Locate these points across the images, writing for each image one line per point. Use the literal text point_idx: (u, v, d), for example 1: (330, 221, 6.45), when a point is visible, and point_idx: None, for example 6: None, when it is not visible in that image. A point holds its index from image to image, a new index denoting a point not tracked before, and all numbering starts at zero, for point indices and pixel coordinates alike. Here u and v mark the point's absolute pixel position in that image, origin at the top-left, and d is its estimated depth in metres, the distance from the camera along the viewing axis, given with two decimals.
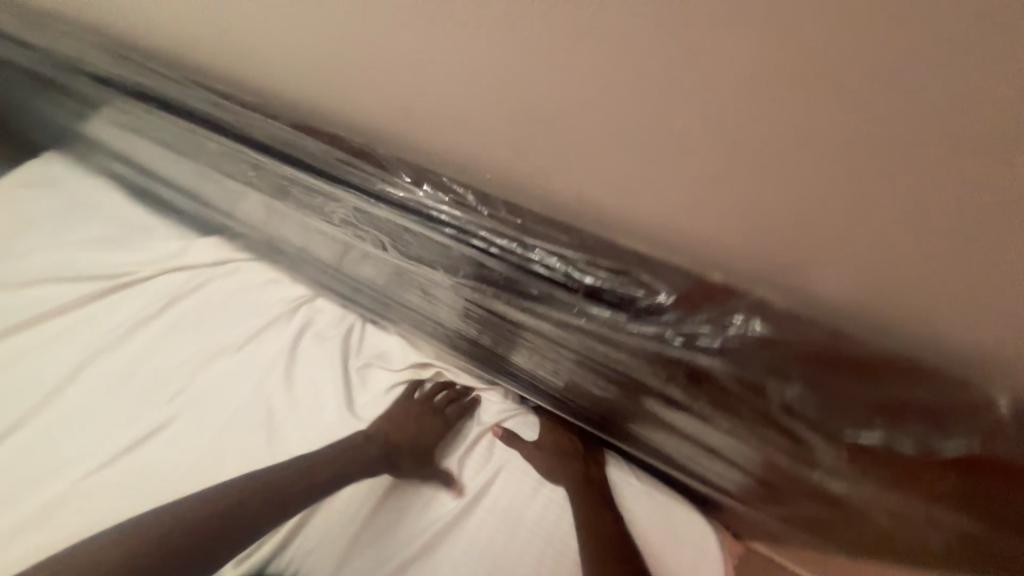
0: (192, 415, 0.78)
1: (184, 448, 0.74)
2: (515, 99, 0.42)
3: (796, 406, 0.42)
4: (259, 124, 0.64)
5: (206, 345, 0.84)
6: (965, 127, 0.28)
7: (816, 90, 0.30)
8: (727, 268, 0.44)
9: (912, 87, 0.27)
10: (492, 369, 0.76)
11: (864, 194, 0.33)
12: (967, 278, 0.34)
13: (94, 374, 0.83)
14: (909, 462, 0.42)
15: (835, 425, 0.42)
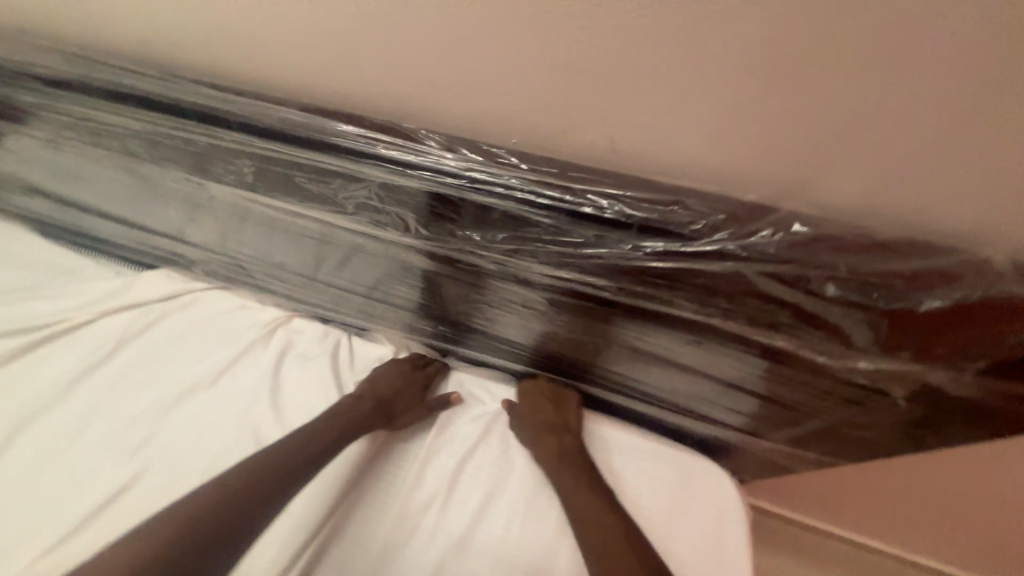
0: (215, 422, 0.84)
1: (221, 445, 0.81)
2: (554, 54, 0.46)
3: (830, 295, 0.47)
4: (263, 111, 0.61)
5: (214, 363, 0.91)
6: (949, 28, 0.36)
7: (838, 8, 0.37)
8: (753, 190, 0.49)
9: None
10: (504, 342, 0.84)
11: (874, 98, 0.41)
12: (951, 165, 0.42)
13: (117, 396, 0.89)
14: (933, 327, 0.47)
15: (874, 303, 0.46)
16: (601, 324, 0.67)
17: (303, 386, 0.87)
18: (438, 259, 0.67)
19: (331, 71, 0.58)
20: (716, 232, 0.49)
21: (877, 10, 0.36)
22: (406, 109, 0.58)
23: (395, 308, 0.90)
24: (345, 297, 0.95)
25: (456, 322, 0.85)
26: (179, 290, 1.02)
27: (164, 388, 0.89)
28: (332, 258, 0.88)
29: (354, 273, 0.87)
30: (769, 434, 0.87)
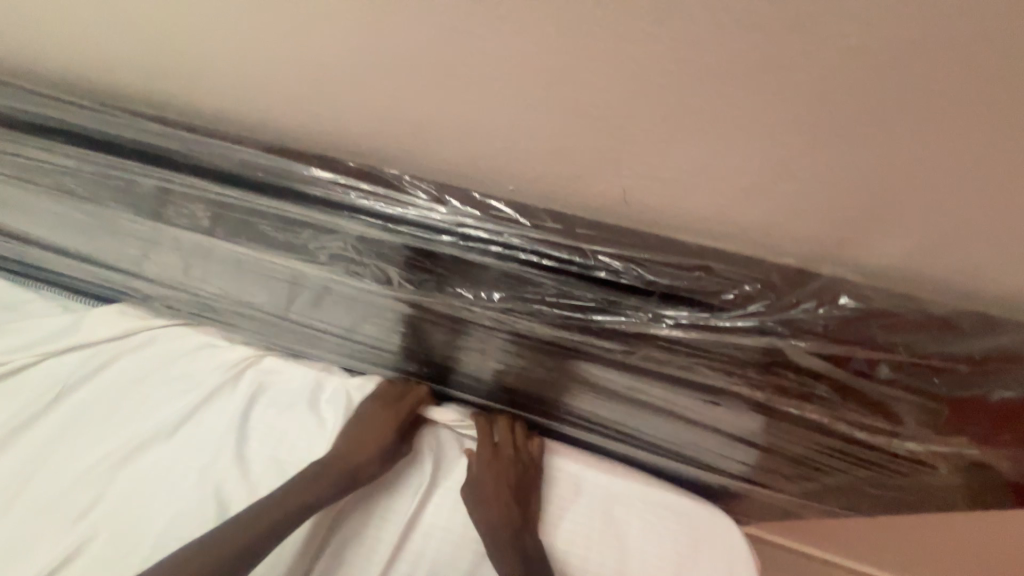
0: (157, 496, 0.71)
1: (178, 509, 0.70)
2: (563, 97, 0.40)
3: (882, 374, 0.42)
4: (220, 153, 0.53)
5: (170, 412, 0.79)
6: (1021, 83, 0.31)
7: (894, 58, 0.32)
8: (785, 251, 0.43)
9: (978, 49, 0.30)
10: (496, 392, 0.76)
11: (929, 159, 0.36)
12: (1011, 231, 0.37)
13: (55, 453, 0.77)
14: (992, 411, 0.42)
15: (937, 389, 0.42)
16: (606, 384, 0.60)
17: (271, 436, 0.75)
18: (425, 311, 0.59)
19: (298, 108, 0.50)
20: (751, 303, 0.43)
21: (943, 60, 0.31)
22: (387, 151, 0.50)
23: (373, 352, 0.81)
24: (318, 336, 0.85)
25: (439, 370, 0.76)
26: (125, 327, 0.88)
27: (109, 441, 0.77)
28: (299, 295, 0.78)
29: (326, 312, 0.78)
30: (781, 486, 0.81)
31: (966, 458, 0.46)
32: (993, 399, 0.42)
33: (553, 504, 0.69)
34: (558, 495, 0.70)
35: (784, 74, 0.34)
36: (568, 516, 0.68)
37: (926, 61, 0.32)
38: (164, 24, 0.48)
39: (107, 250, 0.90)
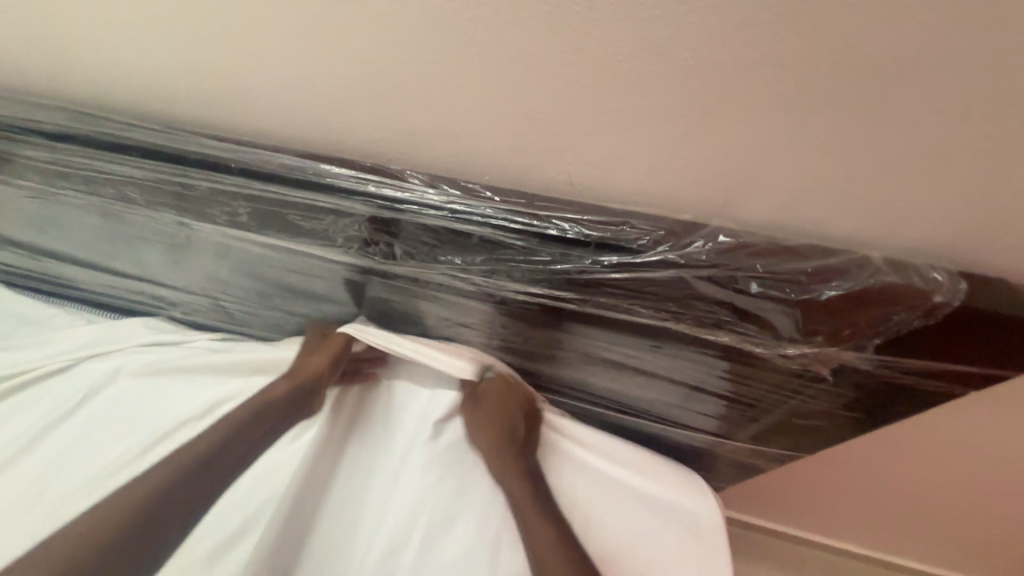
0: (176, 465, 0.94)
1: None
2: (520, 108, 0.56)
3: (753, 289, 0.60)
4: (260, 159, 0.69)
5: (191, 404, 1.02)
6: (811, 81, 0.47)
7: (730, 66, 0.47)
8: (686, 210, 0.60)
9: (780, 61, 0.46)
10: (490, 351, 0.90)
11: (766, 136, 0.52)
12: (828, 183, 0.54)
13: (92, 441, 0.98)
14: (834, 312, 0.59)
15: (789, 296, 0.59)
16: (572, 322, 0.76)
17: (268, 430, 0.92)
18: (426, 282, 0.75)
19: (324, 122, 0.66)
20: (660, 245, 0.60)
21: (760, 67, 0.47)
22: (392, 153, 0.66)
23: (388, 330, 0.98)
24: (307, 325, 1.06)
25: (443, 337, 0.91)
26: (156, 334, 1.10)
27: (140, 430, 0.99)
28: (298, 291, 0.96)
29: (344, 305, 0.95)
30: (733, 432, 0.97)
31: (827, 354, 0.64)
32: (826, 299, 0.58)
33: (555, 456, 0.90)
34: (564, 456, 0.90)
35: (667, 83, 0.50)
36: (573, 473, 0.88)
37: (753, 70, 0.47)
38: (220, 63, 0.63)
39: (142, 267, 1.09)
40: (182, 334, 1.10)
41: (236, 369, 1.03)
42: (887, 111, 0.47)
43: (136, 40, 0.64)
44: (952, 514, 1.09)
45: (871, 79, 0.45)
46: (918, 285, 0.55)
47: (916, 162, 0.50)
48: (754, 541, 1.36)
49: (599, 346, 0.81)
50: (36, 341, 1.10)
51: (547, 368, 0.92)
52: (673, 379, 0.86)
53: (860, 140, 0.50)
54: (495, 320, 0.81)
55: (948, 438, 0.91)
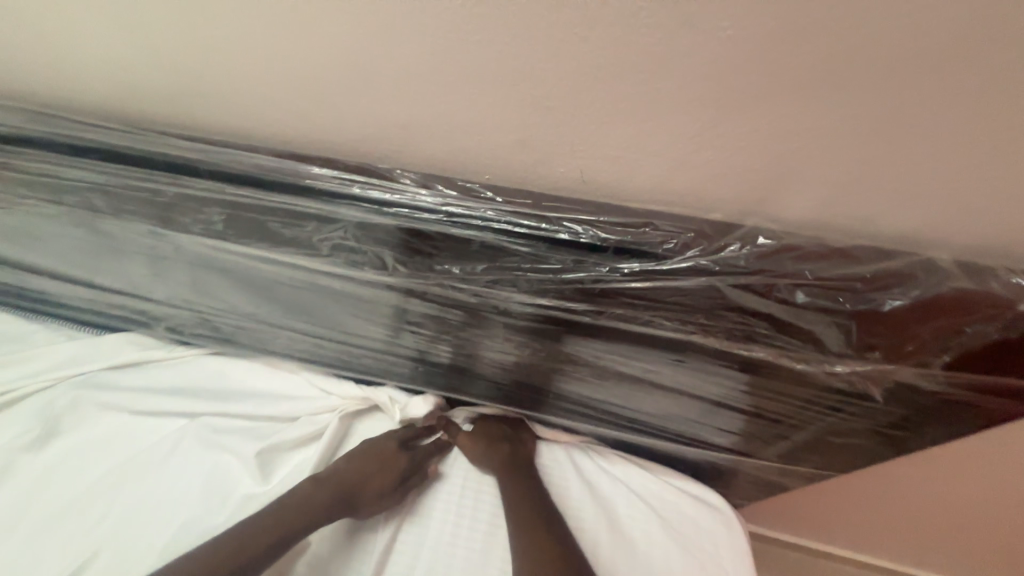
0: (159, 487, 0.88)
1: (182, 495, 0.87)
2: (524, 93, 0.49)
3: (798, 298, 0.52)
4: (233, 159, 0.61)
5: (173, 432, 0.96)
6: (868, 50, 0.40)
7: (771, 35, 0.40)
8: (715, 209, 0.52)
9: (832, 26, 0.39)
10: (498, 361, 0.86)
11: (812, 121, 0.44)
12: (885, 174, 0.46)
13: (63, 472, 0.91)
14: (892, 322, 0.52)
15: (841, 306, 0.51)
16: (584, 337, 0.68)
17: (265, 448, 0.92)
18: (428, 296, 0.68)
19: (306, 116, 0.59)
20: (688, 249, 0.52)
21: (807, 36, 0.40)
22: (382, 150, 0.59)
23: (386, 343, 0.93)
24: (300, 340, 1.00)
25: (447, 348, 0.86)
26: (141, 350, 1.05)
27: (116, 459, 0.92)
28: (299, 302, 0.91)
29: (341, 318, 0.90)
30: (756, 451, 0.89)
31: (880, 370, 0.56)
32: (886, 309, 0.50)
33: (554, 479, 0.90)
34: (565, 479, 0.90)
35: (699, 56, 0.43)
36: (573, 497, 0.88)
37: (804, 37, 0.40)
38: (190, 53, 0.57)
39: (120, 281, 1.03)
40: (168, 351, 1.05)
41: (231, 386, 1.02)
42: (951, 99, 0.41)
43: (94, 25, 0.57)
44: (997, 529, 1.01)
45: (942, 50, 0.39)
46: (999, 293, 0.48)
47: (987, 153, 0.43)
48: (777, 560, 1.27)
49: (614, 361, 0.74)
50: (11, 360, 1.04)
51: (556, 380, 0.86)
52: (697, 397, 0.78)
53: (924, 122, 0.43)
54: (503, 337, 0.76)
55: (998, 450, 0.83)
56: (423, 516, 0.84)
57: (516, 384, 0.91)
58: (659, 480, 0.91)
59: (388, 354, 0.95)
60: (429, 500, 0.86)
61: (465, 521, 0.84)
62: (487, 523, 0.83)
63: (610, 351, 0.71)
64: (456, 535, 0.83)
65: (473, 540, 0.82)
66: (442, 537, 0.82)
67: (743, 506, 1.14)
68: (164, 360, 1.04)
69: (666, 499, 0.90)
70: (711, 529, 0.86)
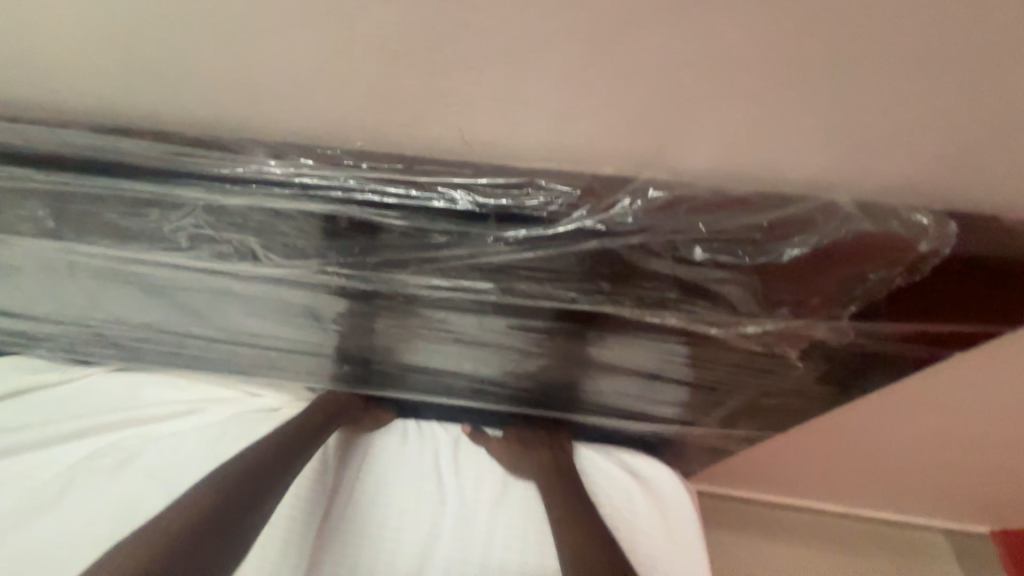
0: (50, 514, 0.76)
1: (78, 519, 0.75)
2: (369, 37, 0.40)
3: (694, 256, 0.49)
4: (41, 139, 0.50)
5: (71, 464, 0.82)
6: None
7: None
8: (610, 163, 0.47)
9: None
10: (424, 352, 0.79)
11: (696, 52, 0.38)
12: (782, 110, 0.41)
13: None
14: (793, 271, 0.49)
15: (742, 260, 0.49)
16: (501, 318, 0.63)
17: (179, 458, 0.82)
18: (322, 287, 0.60)
19: (114, 81, 0.47)
20: (575, 210, 0.47)
21: None
22: (222, 117, 0.49)
23: (302, 343, 0.84)
24: (208, 348, 0.89)
25: (368, 340, 0.78)
26: (28, 376, 0.93)
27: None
28: (193, 306, 0.80)
29: (243, 320, 0.80)
30: (700, 419, 0.87)
31: (793, 325, 0.54)
32: (786, 259, 0.48)
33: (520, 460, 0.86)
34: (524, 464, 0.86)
35: None
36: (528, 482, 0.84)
37: None
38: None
39: None
40: (62, 374, 0.93)
41: (139, 401, 0.91)
42: (839, 18, 0.35)
43: None
44: (936, 467, 1.03)
45: None
46: (900, 232, 0.45)
47: (894, 76, 0.38)
48: (743, 517, 1.28)
49: (541, 341, 0.68)
50: None
51: (488, 365, 0.80)
52: (632, 370, 0.75)
53: (818, 46, 0.37)
54: (417, 326, 0.69)
55: (936, 397, 0.82)
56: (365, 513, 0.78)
57: (448, 373, 0.84)
58: (607, 455, 0.90)
59: (306, 355, 0.86)
60: (366, 499, 0.80)
61: (413, 514, 0.79)
62: (430, 518, 0.79)
63: (529, 332, 0.66)
64: (407, 526, 0.78)
65: (416, 537, 0.77)
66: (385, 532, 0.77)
67: (696, 472, 1.14)
68: (58, 382, 0.93)
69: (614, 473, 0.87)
70: (664, 497, 0.86)
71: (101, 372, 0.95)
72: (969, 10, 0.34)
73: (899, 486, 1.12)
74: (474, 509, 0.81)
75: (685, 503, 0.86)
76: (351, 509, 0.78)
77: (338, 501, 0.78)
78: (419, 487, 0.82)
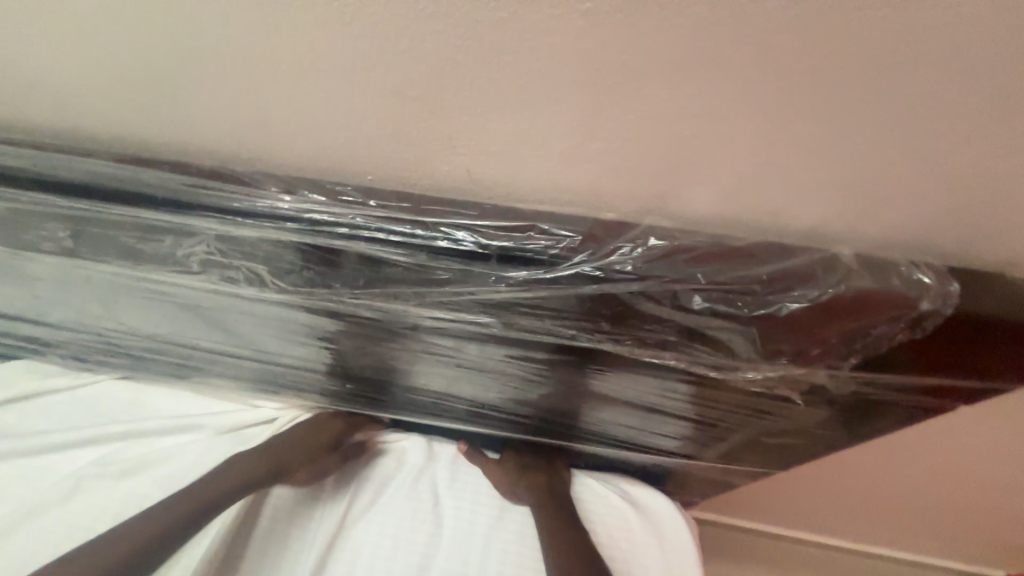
0: (63, 509, 0.78)
1: (86, 517, 0.77)
2: (383, 84, 0.42)
3: (693, 303, 0.49)
4: (67, 167, 0.52)
5: (78, 470, 0.83)
6: (744, 29, 0.35)
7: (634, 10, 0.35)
8: (611, 207, 0.48)
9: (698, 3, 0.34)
10: (425, 375, 0.79)
11: (697, 108, 0.39)
12: (782, 164, 0.42)
13: None
14: (794, 322, 0.49)
15: (741, 311, 0.48)
16: (501, 349, 0.63)
17: (180, 468, 0.83)
18: (327, 314, 0.61)
19: (142, 115, 0.50)
20: (576, 254, 0.48)
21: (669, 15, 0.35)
22: (239, 151, 0.51)
23: (305, 362, 0.85)
24: (215, 361, 0.90)
25: (370, 362, 0.79)
26: (37, 381, 0.94)
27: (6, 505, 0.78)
28: (201, 322, 0.82)
29: (249, 337, 0.81)
30: (700, 453, 0.86)
31: (795, 373, 0.54)
32: (785, 312, 0.48)
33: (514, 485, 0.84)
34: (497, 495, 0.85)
35: (564, 36, 0.37)
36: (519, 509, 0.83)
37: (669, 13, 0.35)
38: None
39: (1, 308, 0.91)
40: (71, 381, 0.95)
41: (148, 407, 0.93)
42: (837, 82, 0.36)
43: None
44: (946, 509, 1.01)
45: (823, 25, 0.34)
46: (900, 287, 0.45)
47: (891, 136, 0.39)
48: (747, 552, 1.24)
49: (541, 371, 0.68)
50: None
51: (487, 391, 0.80)
52: (631, 403, 0.74)
53: (816, 106, 0.38)
54: (417, 352, 0.69)
55: (945, 439, 0.80)
56: (359, 531, 0.78)
57: (449, 396, 0.85)
58: (607, 484, 0.89)
59: (309, 372, 0.87)
60: (361, 518, 0.80)
61: (407, 537, 0.78)
62: (426, 539, 0.78)
63: (528, 362, 0.66)
64: (402, 548, 0.77)
65: (412, 559, 0.76)
66: (380, 552, 0.76)
67: (697, 503, 1.12)
68: (66, 389, 0.94)
69: (612, 501, 0.86)
70: (667, 527, 0.84)
71: (109, 381, 0.97)
72: (969, 73, 0.35)
73: (908, 526, 1.09)
74: (473, 536, 0.80)
75: (684, 542, 0.82)
76: (346, 529, 0.78)
77: (335, 518, 0.79)
78: (416, 508, 0.82)
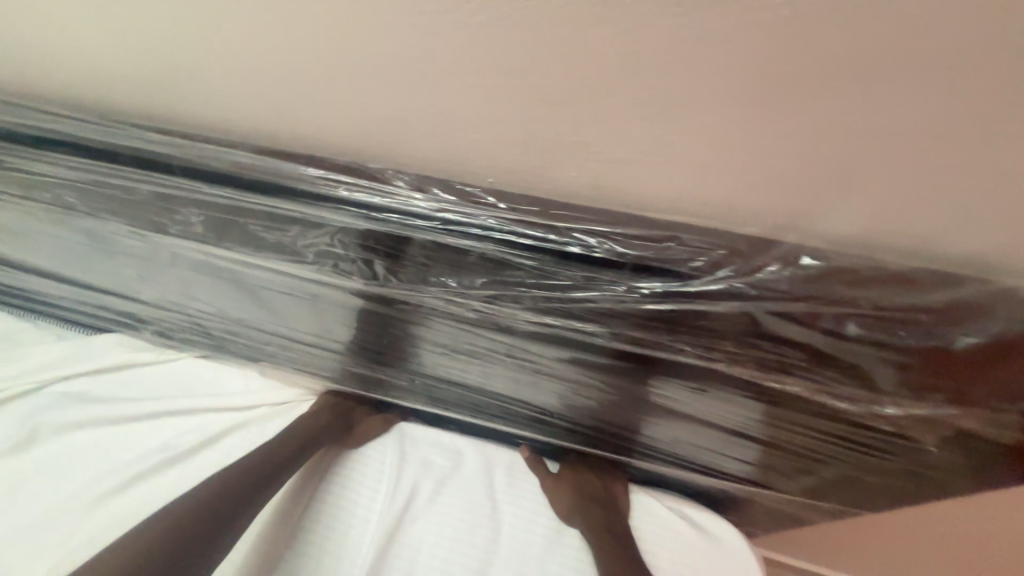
0: (151, 476, 0.82)
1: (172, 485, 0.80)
2: (532, 89, 0.42)
3: (850, 329, 0.46)
4: (214, 157, 0.56)
5: (159, 443, 0.86)
6: (966, 45, 0.32)
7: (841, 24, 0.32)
8: (748, 222, 0.46)
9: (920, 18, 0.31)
10: (503, 380, 0.78)
11: (880, 125, 0.37)
12: (959, 187, 0.39)
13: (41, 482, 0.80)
14: (951, 356, 0.46)
15: (900, 340, 0.45)
16: (597, 359, 0.61)
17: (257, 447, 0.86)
18: (426, 310, 0.61)
19: (286, 110, 0.52)
20: (720, 269, 0.46)
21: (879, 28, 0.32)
22: (371, 147, 0.52)
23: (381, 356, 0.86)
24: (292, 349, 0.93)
25: (449, 362, 0.79)
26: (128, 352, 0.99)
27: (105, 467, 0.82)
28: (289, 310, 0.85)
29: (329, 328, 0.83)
30: (779, 484, 0.81)
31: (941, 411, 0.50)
32: (957, 346, 0.45)
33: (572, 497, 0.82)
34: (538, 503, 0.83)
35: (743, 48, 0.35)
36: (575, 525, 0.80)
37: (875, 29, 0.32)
38: (146, 34, 0.49)
39: (104, 283, 0.96)
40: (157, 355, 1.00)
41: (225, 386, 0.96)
42: None
43: (66, 26, 0.52)
44: None
45: None
46: None
47: None
48: None
49: (632, 387, 0.66)
50: None
51: (564, 400, 0.79)
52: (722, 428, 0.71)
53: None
54: (504, 356, 0.68)
55: None
56: (415, 528, 0.78)
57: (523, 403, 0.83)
58: (675, 507, 0.85)
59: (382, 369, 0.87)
60: (419, 516, 0.80)
61: (467, 539, 0.78)
62: (484, 545, 0.78)
63: (620, 377, 0.64)
64: (459, 551, 0.77)
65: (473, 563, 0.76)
66: (440, 552, 0.76)
67: (758, 535, 1.06)
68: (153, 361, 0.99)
69: (680, 527, 0.82)
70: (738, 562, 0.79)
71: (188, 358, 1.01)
72: None
73: None
74: (532, 545, 0.78)
75: None
76: (406, 525, 0.78)
77: (394, 513, 0.79)
78: (475, 512, 0.81)
